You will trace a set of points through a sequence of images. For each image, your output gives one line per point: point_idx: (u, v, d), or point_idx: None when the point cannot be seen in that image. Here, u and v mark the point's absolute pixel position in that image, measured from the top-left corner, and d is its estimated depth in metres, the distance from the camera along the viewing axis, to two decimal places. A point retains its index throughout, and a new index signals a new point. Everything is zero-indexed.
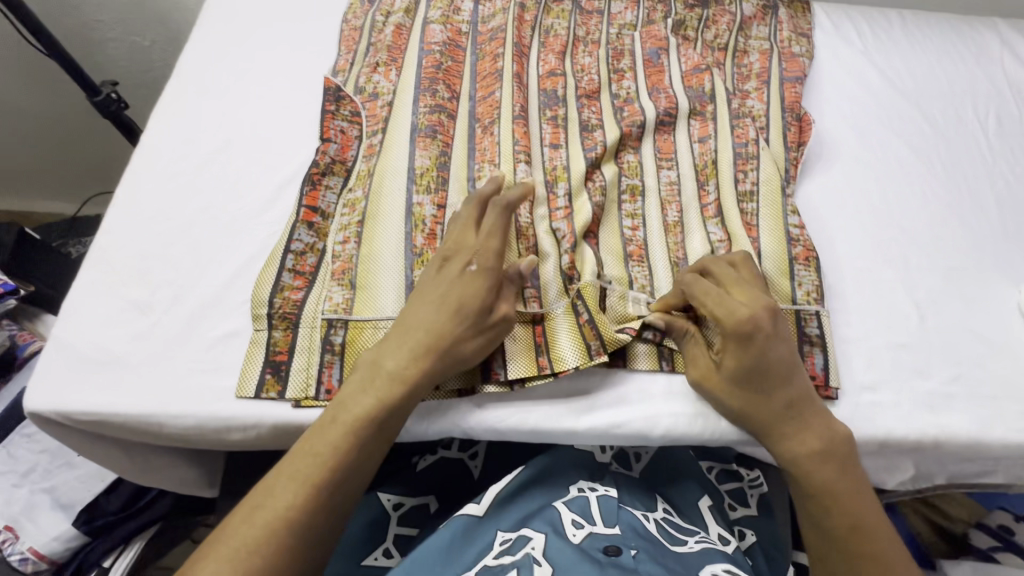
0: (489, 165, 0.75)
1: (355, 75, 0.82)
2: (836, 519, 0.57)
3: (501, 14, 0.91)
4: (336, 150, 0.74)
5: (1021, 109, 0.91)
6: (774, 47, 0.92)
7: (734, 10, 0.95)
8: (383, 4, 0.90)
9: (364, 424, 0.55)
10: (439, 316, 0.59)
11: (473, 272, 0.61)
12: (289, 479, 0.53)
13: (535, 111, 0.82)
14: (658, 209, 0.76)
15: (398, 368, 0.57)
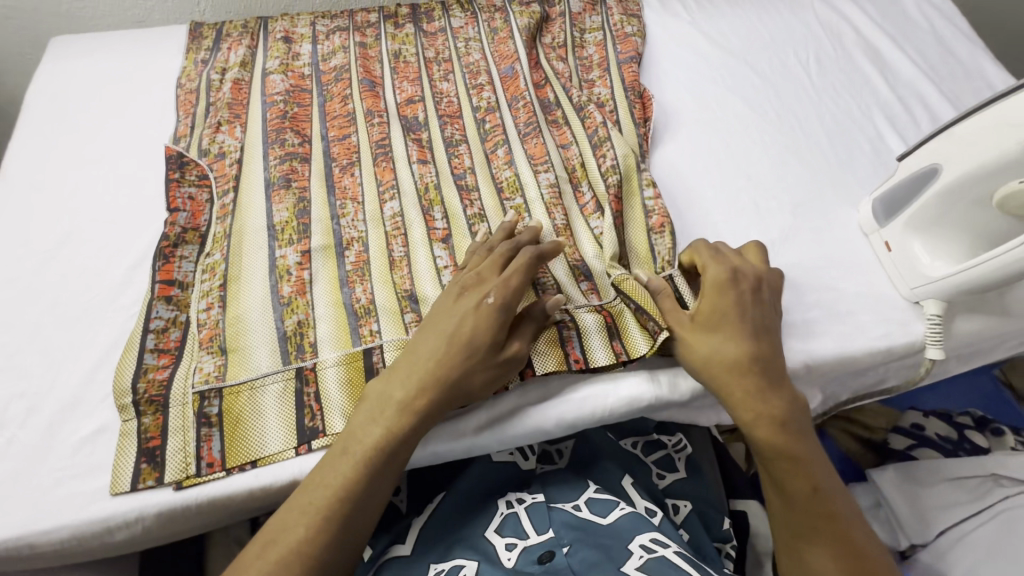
0: (352, 202, 0.76)
1: (198, 139, 0.80)
2: (800, 480, 0.56)
3: (341, 52, 0.92)
4: (186, 219, 0.73)
5: (836, 47, 0.99)
6: (607, 36, 0.97)
7: (565, 11, 1.01)
8: (217, 62, 0.89)
9: (377, 453, 0.55)
10: (447, 349, 0.59)
11: (490, 306, 0.60)
12: (304, 509, 0.53)
13: (397, 130, 0.83)
14: (545, 215, 0.75)
15: (407, 400, 0.57)
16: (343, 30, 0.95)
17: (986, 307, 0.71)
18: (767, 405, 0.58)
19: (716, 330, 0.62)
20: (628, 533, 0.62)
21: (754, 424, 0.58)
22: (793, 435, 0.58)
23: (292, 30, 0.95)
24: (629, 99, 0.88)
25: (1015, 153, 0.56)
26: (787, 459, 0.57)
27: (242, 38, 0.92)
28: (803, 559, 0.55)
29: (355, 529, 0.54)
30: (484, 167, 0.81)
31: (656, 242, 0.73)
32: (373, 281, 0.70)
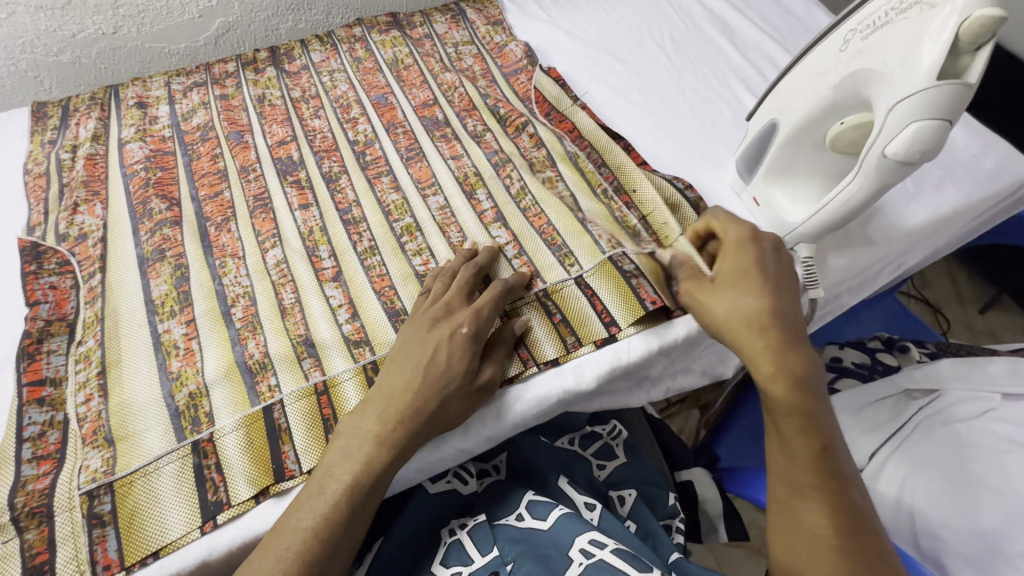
0: (232, 258, 0.73)
1: (54, 223, 0.76)
2: (803, 440, 0.52)
3: (202, 109, 0.89)
4: (49, 310, 0.68)
5: (686, 23, 1.05)
6: (481, 49, 0.99)
7: (430, 32, 1.02)
8: (67, 140, 0.85)
9: (352, 487, 0.54)
10: (424, 379, 0.58)
11: (463, 336, 0.61)
12: (275, 556, 0.50)
13: (274, 181, 0.81)
14: (439, 235, 0.76)
15: (385, 432, 0.56)
16: (201, 86, 0.93)
17: (851, 241, 0.76)
18: (786, 362, 0.54)
19: (744, 276, 0.59)
20: (568, 539, 0.62)
21: (773, 378, 0.54)
22: (810, 397, 0.54)
23: (146, 95, 0.91)
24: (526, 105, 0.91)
25: (829, 98, 0.61)
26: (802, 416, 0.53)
27: (91, 111, 0.88)
28: (795, 515, 0.52)
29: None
30: (368, 193, 0.80)
31: (579, 236, 0.74)
32: (265, 331, 0.67)
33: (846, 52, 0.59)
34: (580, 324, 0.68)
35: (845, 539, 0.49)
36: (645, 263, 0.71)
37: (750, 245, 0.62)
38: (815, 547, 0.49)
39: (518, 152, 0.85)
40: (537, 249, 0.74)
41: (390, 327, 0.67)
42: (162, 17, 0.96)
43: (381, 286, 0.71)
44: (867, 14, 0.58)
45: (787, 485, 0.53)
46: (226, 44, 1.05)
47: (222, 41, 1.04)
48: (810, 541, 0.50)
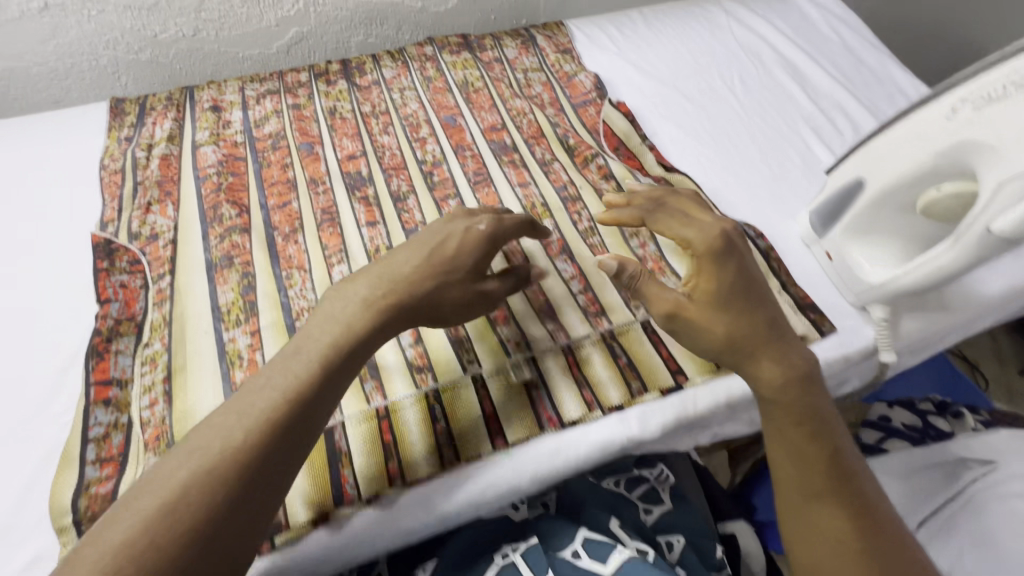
0: (299, 271, 0.74)
1: (127, 221, 0.77)
2: (814, 443, 0.54)
3: (274, 117, 0.90)
4: (119, 309, 0.69)
5: (756, 66, 1.04)
6: (551, 76, 0.99)
7: (500, 55, 1.02)
8: (143, 138, 0.86)
9: (315, 378, 0.50)
10: (429, 258, 0.58)
11: (479, 232, 0.61)
12: (208, 449, 0.44)
13: (343, 196, 0.81)
14: (506, 264, 0.75)
15: (374, 297, 0.55)
16: (274, 93, 0.94)
17: (925, 303, 0.74)
18: (789, 381, 0.56)
19: (723, 298, 0.56)
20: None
21: (780, 393, 0.55)
22: (808, 394, 0.56)
23: (220, 98, 0.93)
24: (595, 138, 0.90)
25: (929, 165, 0.59)
26: (809, 418, 0.55)
27: (167, 110, 0.90)
28: (818, 526, 0.52)
29: (250, 499, 0.44)
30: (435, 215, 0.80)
31: None
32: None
33: (954, 121, 0.57)
34: (646, 370, 0.67)
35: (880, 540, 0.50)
36: None
37: (723, 254, 0.57)
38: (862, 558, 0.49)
39: (588, 185, 0.84)
40: (602, 286, 0.74)
41: (456, 359, 0.67)
42: (242, 23, 0.98)
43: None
44: (981, 84, 0.56)
45: (802, 490, 0.53)
46: (297, 53, 1.06)
47: (294, 49, 1.05)
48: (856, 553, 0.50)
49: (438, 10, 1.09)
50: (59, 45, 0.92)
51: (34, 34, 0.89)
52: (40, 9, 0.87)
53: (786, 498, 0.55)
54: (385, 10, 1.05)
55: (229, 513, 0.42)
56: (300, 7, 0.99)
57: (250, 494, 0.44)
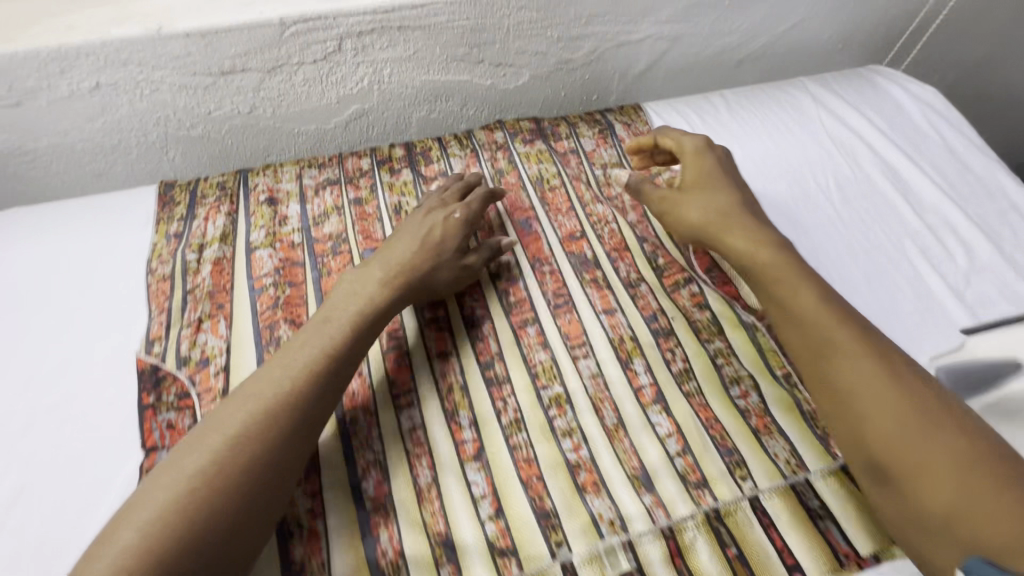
0: (364, 413, 0.66)
1: (176, 340, 0.70)
2: (922, 414, 0.54)
3: (335, 214, 0.83)
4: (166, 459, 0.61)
5: (854, 168, 0.95)
6: (632, 174, 0.91)
7: (576, 146, 0.95)
8: (193, 236, 0.79)
9: (317, 377, 0.61)
10: (420, 250, 0.73)
11: (456, 219, 0.77)
12: (217, 440, 0.55)
13: (410, 318, 0.74)
14: (593, 414, 0.68)
15: (385, 278, 0.70)
16: (334, 184, 0.86)
17: None
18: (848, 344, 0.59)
19: (790, 279, 0.65)
20: None
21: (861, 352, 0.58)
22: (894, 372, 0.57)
23: (276, 187, 0.86)
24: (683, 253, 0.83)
25: None
26: (894, 394, 0.55)
27: (220, 203, 0.83)
28: (917, 495, 0.52)
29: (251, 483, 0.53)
30: (513, 347, 0.72)
31: (755, 445, 0.66)
32: (399, 520, 0.59)
33: None
34: (759, 566, 0.59)
35: (1000, 485, 0.48)
36: (835, 500, 0.62)
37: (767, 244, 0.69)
38: (978, 517, 0.48)
39: (680, 315, 0.75)
40: (702, 449, 0.65)
41: (544, 541, 0.59)
42: (301, 101, 0.91)
43: (527, 474, 0.63)
44: None
45: (881, 471, 0.55)
46: (355, 128, 0.99)
47: (352, 125, 0.98)
48: (963, 504, 0.49)
49: (508, 87, 1.00)
50: (107, 122, 0.85)
51: (82, 112, 0.82)
52: (91, 89, 0.80)
53: (890, 481, 0.54)
54: (453, 87, 0.97)
55: (261, 476, 0.54)
56: (364, 85, 0.92)
57: (273, 464, 0.55)
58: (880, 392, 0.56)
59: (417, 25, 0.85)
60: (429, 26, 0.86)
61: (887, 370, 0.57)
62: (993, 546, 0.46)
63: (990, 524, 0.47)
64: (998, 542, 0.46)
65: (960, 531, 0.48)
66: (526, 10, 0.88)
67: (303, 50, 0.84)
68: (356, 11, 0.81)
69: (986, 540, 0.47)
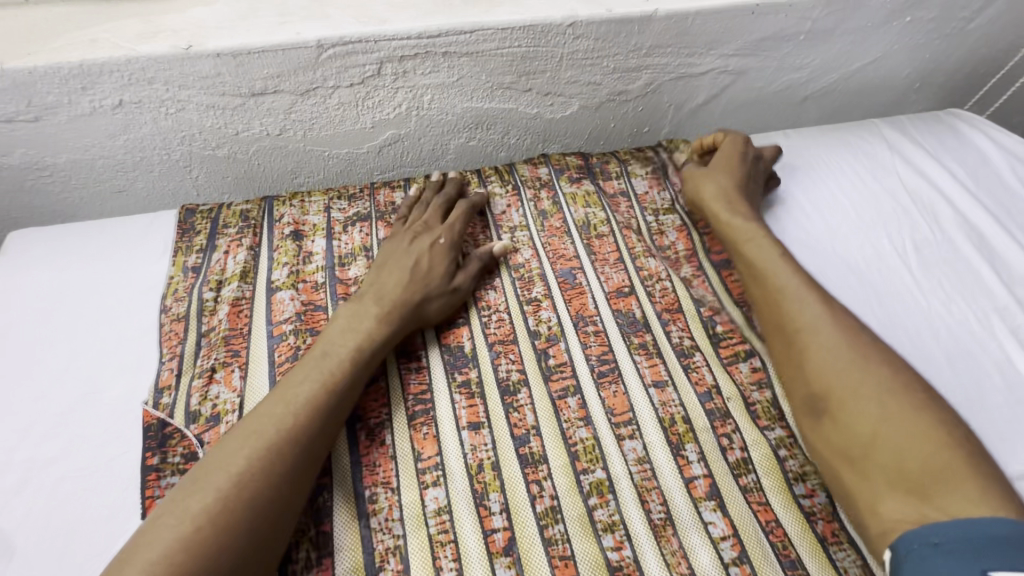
0: (384, 490, 0.60)
1: (186, 392, 0.63)
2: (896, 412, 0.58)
3: (362, 256, 0.76)
4: None
5: (934, 228, 0.86)
6: (687, 221, 0.84)
7: (626, 188, 0.88)
8: (212, 271, 0.73)
9: (294, 441, 0.56)
10: (411, 281, 0.70)
11: (442, 245, 0.74)
12: (179, 524, 0.49)
13: (440, 380, 0.67)
14: (638, 506, 0.60)
15: (379, 316, 0.66)
16: (364, 220, 0.80)
17: None
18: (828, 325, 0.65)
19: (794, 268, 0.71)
20: None
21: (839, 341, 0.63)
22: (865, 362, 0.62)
23: (303, 219, 0.80)
24: (744, 313, 0.74)
25: None
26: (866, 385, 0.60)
27: (242, 236, 0.77)
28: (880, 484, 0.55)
29: (221, 562, 0.48)
30: (552, 421, 0.64)
31: (824, 560, 0.57)
32: None
33: None
34: None
35: (948, 443, 0.55)
36: None
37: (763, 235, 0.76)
38: (928, 469, 0.54)
39: (737, 394, 0.68)
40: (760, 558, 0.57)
41: None
42: (334, 124, 0.85)
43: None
44: None
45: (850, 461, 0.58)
46: (389, 154, 0.93)
47: (386, 150, 0.92)
48: (907, 452, 0.55)
49: (555, 117, 0.93)
50: (129, 140, 0.80)
51: (103, 130, 0.78)
52: (113, 106, 0.75)
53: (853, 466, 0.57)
54: (496, 116, 0.90)
55: (264, 516, 0.52)
56: (402, 110, 0.85)
57: (279, 502, 0.53)
58: (840, 354, 0.62)
59: (463, 51, 0.78)
60: (476, 53, 0.79)
61: (864, 366, 0.61)
62: (941, 496, 0.52)
63: (939, 478, 0.53)
64: (941, 488, 0.52)
65: (910, 475, 0.54)
66: (583, 39, 0.81)
67: (340, 72, 0.78)
68: (399, 35, 0.75)
69: (933, 487, 0.53)
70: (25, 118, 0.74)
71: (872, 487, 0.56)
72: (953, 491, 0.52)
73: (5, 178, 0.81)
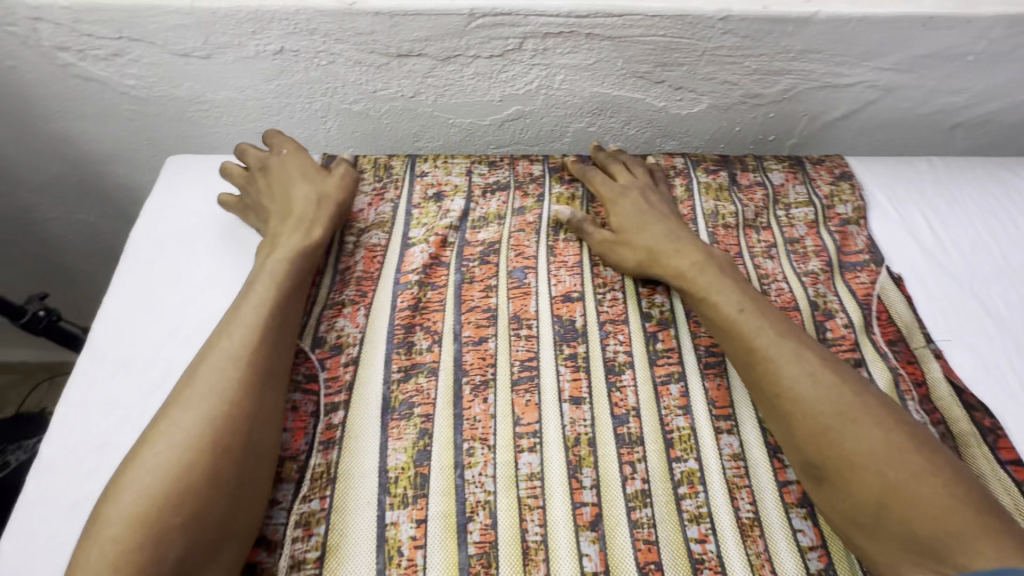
0: (482, 446, 0.62)
1: (316, 320, 0.70)
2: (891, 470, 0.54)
3: (495, 222, 0.80)
4: (287, 440, 0.62)
5: None
6: (819, 217, 0.83)
7: (763, 179, 0.88)
8: (357, 221, 0.80)
9: (242, 380, 0.58)
10: (294, 188, 0.75)
11: (291, 161, 0.77)
12: (146, 473, 0.52)
13: (548, 348, 0.69)
14: (727, 501, 0.60)
15: (301, 221, 0.72)
16: (502, 189, 0.84)
17: None
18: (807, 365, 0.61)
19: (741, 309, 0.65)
20: None
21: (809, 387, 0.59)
22: (850, 413, 0.57)
23: (444, 180, 0.85)
24: (865, 315, 0.73)
25: None
26: (857, 441, 0.56)
27: (386, 190, 0.83)
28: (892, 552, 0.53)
29: (193, 494, 0.52)
30: (652, 405, 0.65)
31: None
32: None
33: None
34: None
35: (949, 499, 0.52)
36: None
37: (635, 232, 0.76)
38: (938, 534, 0.51)
39: None
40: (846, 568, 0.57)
41: None
42: (465, 93, 0.87)
43: (645, 560, 0.57)
44: None
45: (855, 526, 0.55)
46: (509, 129, 0.94)
47: (507, 125, 0.93)
48: (916, 513, 0.52)
49: (681, 113, 0.91)
50: (280, 85, 0.86)
51: (261, 73, 0.84)
52: (274, 52, 0.81)
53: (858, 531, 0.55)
54: (622, 104, 0.89)
55: (222, 453, 0.54)
56: (532, 88, 0.86)
57: (235, 437, 0.55)
58: (831, 408, 0.58)
59: (606, 35, 0.78)
60: (619, 37, 0.79)
61: (851, 421, 0.57)
62: (959, 558, 0.50)
63: (951, 537, 0.51)
64: (956, 551, 0.50)
65: (922, 539, 0.51)
66: (731, 35, 0.78)
67: (483, 43, 0.79)
68: (548, 12, 0.75)
69: (949, 549, 0.50)
70: (198, 54, 0.81)
71: (885, 551, 0.53)
72: (972, 550, 0.50)
73: (170, 107, 0.90)
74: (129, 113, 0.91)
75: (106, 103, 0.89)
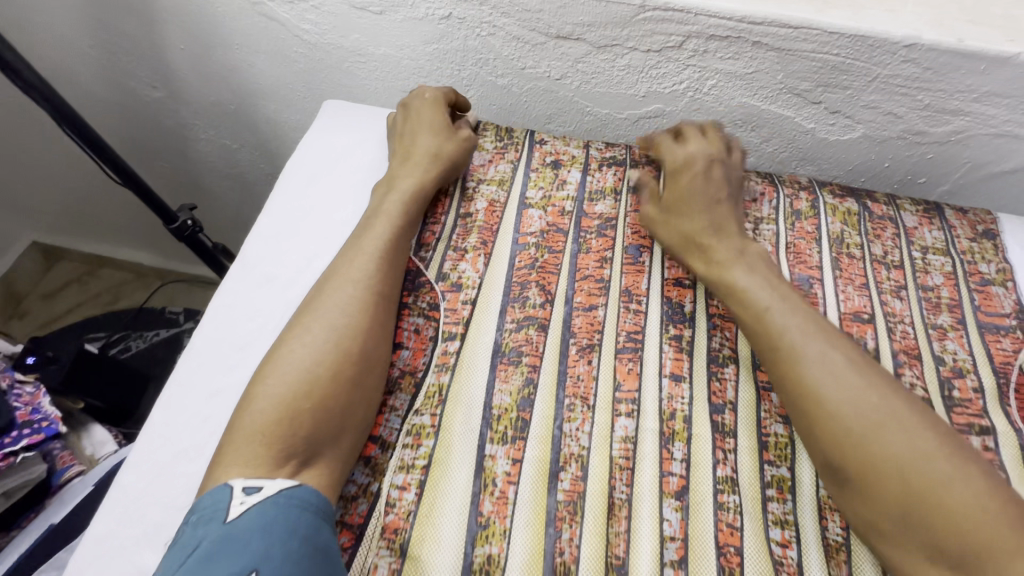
0: (582, 405, 0.63)
1: (440, 256, 0.74)
2: (877, 448, 0.53)
3: (612, 198, 0.80)
4: (407, 358, 0.66)
5: None
6: (959, 271, 0.77)
7: (895, 216, 0.82)
8: (475, 169, 0.82)
9: (365, 305, 0.64)
10: (425, 134, 0.78)
11: (426, 105, 0.81)
12: (281, 380, 0.58)
13: (655, 325, 0.69)
14: (815, 520, 0.58)
15: (426, 167, 0.76)
16: (619, 164, 0.83)
17: None
18: (805, 339, 0.60)
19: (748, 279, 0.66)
20: None
21: (804, 363, 0.59)
22: (844, 390, 0.56)
23: (562, 150, 0.84)
24: (998, 384, 0.68)
25: None
26: (847, 421, 0.55)
27: (506, 149, 0.84)
28: (888, 531, 0.53)
29: (312, 397, 0.57)
30: (751, 405, 0.64)
31: None
32: (585, 526, 0.57)
33: None
34: None
35: (947, 483, 0.50)
36: None
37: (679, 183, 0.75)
38: (933, 519, 0.50)
39: None
40: None
41: None
42: (611, 84, 0.88)
43: (725, 542, 0.57)
44: None
45: (850, 504, 0.55)
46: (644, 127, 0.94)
47: (643, 122, 0.93)
48: (910, 491, 0.51)
49: (828, 138, 0.87)
50: (438, 49, 0.90)
51: (423, 35, 0.89)
52: (442, 18, 0.85)
53: (854, 506, 0.55)
54: (768, 119, 0.87)
55: (345, 367, 0.60)
56: (680, 88, 0.85)
57: (354, 359, 0.61)
58: (825, 381, 0.58)
59: (774, 45, 0.76)
60: (787, 50, 0.76)
61: (844, 400, 0.56)
62: (954, 547, 0.48)
63: (949, 525, 0.49)
64: (956, 538, 0.48)
65: (917, 523, 0.50)
66: (912, 65, 0.74)
67: (645, 36, 0.79)
68: (720, 14, 0.74)
69: (945, 538, 0.49)
70: (373, 10, 0.87)
71: (879, 524, 0.53)
72: (972, 540, 0.48)
73: (334, 56, 0.97)
74: (296, 56, 0.99)
75: (280, 43, 0.97)
